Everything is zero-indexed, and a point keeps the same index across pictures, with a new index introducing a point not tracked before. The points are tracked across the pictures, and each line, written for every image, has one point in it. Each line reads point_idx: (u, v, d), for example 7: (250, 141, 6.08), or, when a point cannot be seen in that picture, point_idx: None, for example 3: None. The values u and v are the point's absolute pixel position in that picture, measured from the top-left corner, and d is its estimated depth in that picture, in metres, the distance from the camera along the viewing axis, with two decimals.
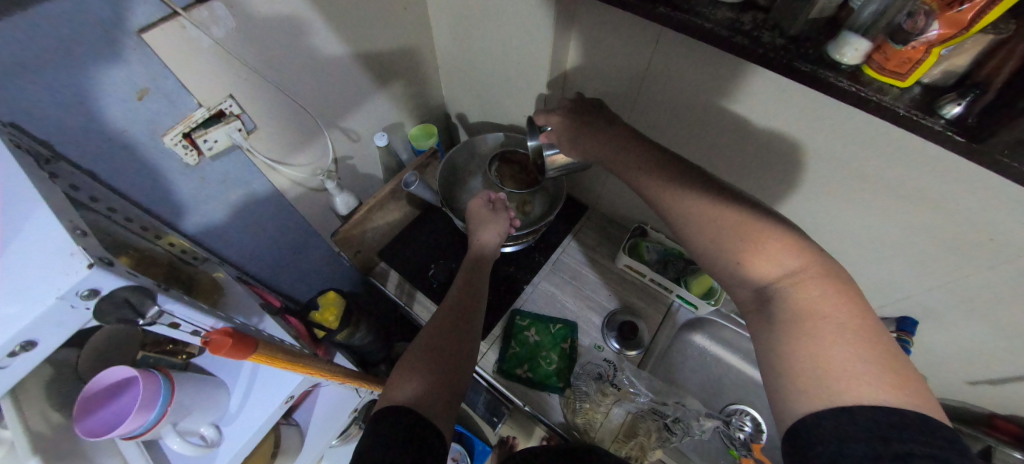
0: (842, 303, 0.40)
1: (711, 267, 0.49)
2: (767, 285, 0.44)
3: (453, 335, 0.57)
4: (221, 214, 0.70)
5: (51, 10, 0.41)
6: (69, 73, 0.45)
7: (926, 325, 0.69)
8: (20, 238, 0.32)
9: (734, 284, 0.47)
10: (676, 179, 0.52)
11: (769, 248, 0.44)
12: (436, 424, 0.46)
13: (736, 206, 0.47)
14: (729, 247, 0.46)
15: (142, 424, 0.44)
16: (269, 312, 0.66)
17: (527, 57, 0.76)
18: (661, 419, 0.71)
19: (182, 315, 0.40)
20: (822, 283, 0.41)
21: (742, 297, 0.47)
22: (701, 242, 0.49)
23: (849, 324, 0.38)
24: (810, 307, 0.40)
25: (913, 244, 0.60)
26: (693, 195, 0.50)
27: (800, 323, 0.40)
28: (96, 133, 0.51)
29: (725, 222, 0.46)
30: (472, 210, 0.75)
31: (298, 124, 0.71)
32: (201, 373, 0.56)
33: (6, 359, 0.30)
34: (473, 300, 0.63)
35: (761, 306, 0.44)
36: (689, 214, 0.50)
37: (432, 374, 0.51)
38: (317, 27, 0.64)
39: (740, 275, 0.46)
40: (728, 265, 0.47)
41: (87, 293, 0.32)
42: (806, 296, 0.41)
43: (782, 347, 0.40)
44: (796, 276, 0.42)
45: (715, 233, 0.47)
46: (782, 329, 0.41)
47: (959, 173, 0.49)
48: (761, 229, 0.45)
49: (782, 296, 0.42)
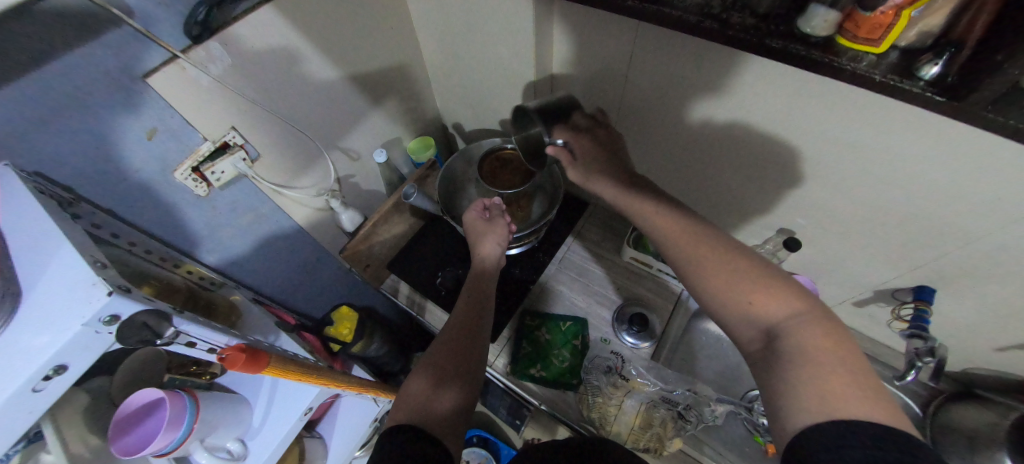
0: (842, 342, 0.41)
1: (715, 311, 0.48)
2: (775, 326, 0.43)
3: (460, 353, 0.57)
4: (233, 241, 0.73)
5: (63, 65, 0.45)
6: (84, 120, 0.49)
7: (945, 294, 0.67)
8: (48, 273, 0.35)
9: (736, 327, 0.46)
10: (677, 217, 0.54)
11: (777, 292, 0.45)
12: (446, 444, 0.46)
13: (734, 255, 0.48)
14: (734, 292, 0.46)
15: (170, 442, 0.47)
16: (284, 330, 0.69)
17: (512, 62, 0.77)
18: (673, 408, 0.72)
19: (197, 334, 0.43)
20: (822, 324, 0.42)
21: (745, 343, 0.46)
22: (710, 283, 0.48)
23: (846, 358, 0.39)
24: (814, 341, 0.40)
25: (916, 213, 0.59)
26: (690, 245, 0.51)
27: (808, 361, 0.39)
28: (112, 174, 0.55)
29: (725, 270, 0.47)
30: (466, 224, 0.76)
31: (300, 149, 0.74)
32: (225, 391, 0.60)
33: (42, 383, 0.32)
34: (479, 315, 0.63)
35: (769, 345, 0.43)
36: (689, 263, 0.50)
37: (440, 395, 0.51)
38: (308, 56, 0.67)
39: (747, 317, 0.45)
40: (736, 308, 0.46)
41: (109, 319, 0.34)
42: (815, 337, 0.41)
43: (787, 373, 0.40)
44: (797, 316, 0.43)
45: (727, 275, 0.47)
46: (790, 365, 0.40)
47: (950, 140, 0.48)
48: (760, 278, 0.46)
49: (792, 334, 0.42)
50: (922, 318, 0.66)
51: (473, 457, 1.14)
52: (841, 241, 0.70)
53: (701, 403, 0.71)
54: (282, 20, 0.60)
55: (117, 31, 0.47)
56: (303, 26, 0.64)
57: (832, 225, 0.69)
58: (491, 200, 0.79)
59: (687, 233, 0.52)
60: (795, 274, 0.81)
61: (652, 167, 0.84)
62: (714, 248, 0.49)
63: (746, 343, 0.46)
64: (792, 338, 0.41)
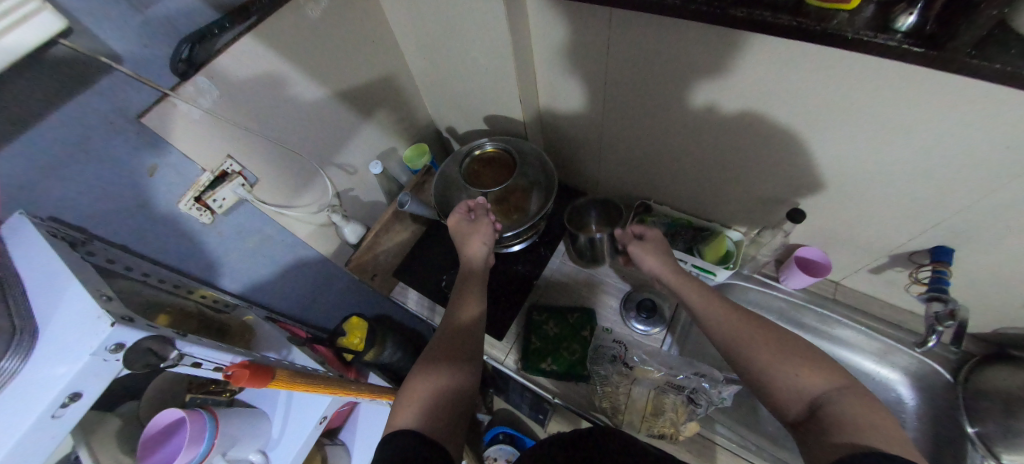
0: (879, 412, 0.46)
1: (762, 383, 0.52)
2: (818, 397, 0.49)
3: (454, 357, 0.58)
4: (245, 265, 0.77)
5: (63, 115, 0.49)
6: (89, 165, 0.53)
7: (965, 253, 0.63)
8: (58, 315, 0.38)
9: (783, 400, 0.51)
10: (719, 300, 0.61)
11: (820, 368, 0.50)
12: (443, 447, 0.47)
13: (773, 331, 0.55)
14: (779, 365, 0.51)
15: (194, 457, 0.50)
16: (297, 342, 0.75)
17: (491, 63, 0.77)
18: (682, 393, 0.72)
19: (201, 355, 0.46)
20: (856, 396, 0.47)
21: (790, 414, 0.50)
22: (760, 356, 0.53)
23: (885, 426, 0.44)
24: (855, 411, 0.46)
25: (920, 173, 0.55)
26: (735, 324, 0.57)
27: (851, 426, 0.44)
28: (121, 212, 0.58)
29: (766, 345, 0.53)
30: (453, 226, 0.75)
31: (296, 169, 0.77)
32: (245, 406, 0.63)
33: (60, 410, 0.35)
34: (473, 318, 0.64)
35: (815, 413, 0.48)
36: (734, 338, 0.56)
37: (436, 399, 0.52)
38: (293, 79, 0.69)
39: (793, 387, 0.50)
40: (782, 380, 0.51)
41: (114, 346, 0.37)
42: (855, 407, 0.46)
43: (834, 432, 0.45)
44: (837, 389, 0.48)
45: (777, 351, 0.52)
46: (836, 429, 0.45)
47: (945, 92, 0.45)
48: (799, 354, 0.52)
49: (835, 405, 0.47)
50: (942, 279, 0.63)
51: (500, 454, 1.14)
52: (845, 209, 0.68)
53: (709, 385, 0.71)
54: (264, 48, 0.62)
55: (109, 77, 0.51)
56: (285, 51, 0.66)
57: (832, 194, 0.66)
58: (475, 201, 0.79)
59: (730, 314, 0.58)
60: (804, 246, 0.79)
61: (642, 157, 0.82)
62: (756, 324, 0.56)
63: (791, 416, 0.50)
64: (837, 410, 0.46)
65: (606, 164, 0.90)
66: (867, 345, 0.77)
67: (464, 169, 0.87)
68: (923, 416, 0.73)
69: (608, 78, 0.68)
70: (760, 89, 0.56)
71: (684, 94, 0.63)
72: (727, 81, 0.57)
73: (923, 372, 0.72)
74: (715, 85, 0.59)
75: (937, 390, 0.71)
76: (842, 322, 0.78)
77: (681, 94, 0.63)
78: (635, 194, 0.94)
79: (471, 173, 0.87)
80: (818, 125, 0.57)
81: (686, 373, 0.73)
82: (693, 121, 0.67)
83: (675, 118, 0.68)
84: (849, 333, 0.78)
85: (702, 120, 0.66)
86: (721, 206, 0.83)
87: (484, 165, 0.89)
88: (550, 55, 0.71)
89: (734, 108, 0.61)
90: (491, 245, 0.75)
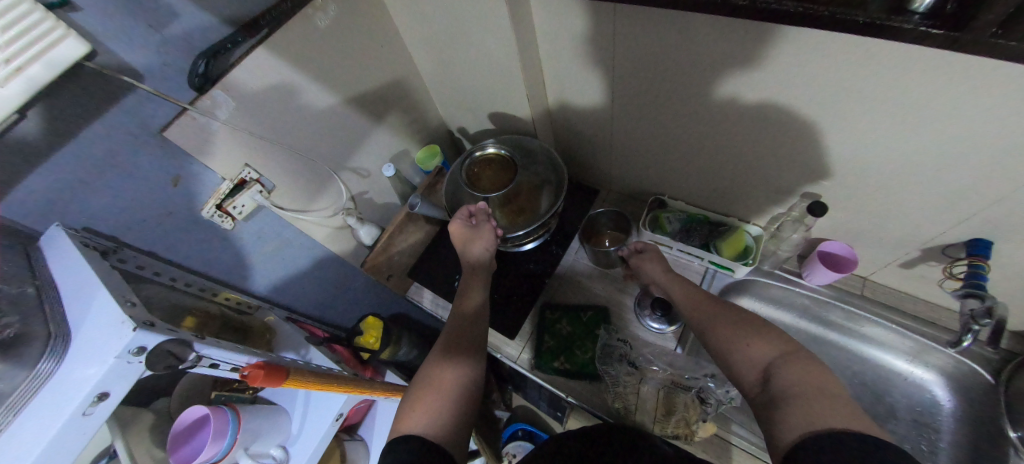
0: (824, 378, 0.48)
1: (725, 360, 0.56)
2: (768, 365, 0.52)
3: (458, 347, 0.61)
4: (266, 268, 0.80)
5: (93, 133, 0.52)
6: (117, 178, 0.56)
7: (1006, 245, 0.59)
8: (87, 319, 0.41)
9: (739, 373, 0.54)
10: (696, 290, 0.66)
11: (768, 339, 0.54)
12: (446, 449, 0.49)
13: (734, 312, 0.59)
14: (734, 341, 0.55)
15: (218, 451, 0.53)
16: (314, 342, 0.80)
17: (496, 64, 0.77)
18: (690, 392, 0.72)
19: (219, 356, 0.48)
20: (803, 362, 0.50)
21: (749, 387, 0.53)
22: (719, 334, 0.57)
23: (826, 390, 0.46)
24: (801, 379, 0.48)
25: (951, 163, 0.52)
26: (704, 309, 0.62)
27: (798, 396, 0.47)
28: (149, 221, 0.62)
29: (724, 323, 0.58)
30: (454, 232, 0.76)
31: (311, 175, 0.79)
32: (267, 404, 0.67)
33: (89, 408, 0.38)
34: (475, 309, 0.68)
35: (766, 384, 0.51)
36: (701, 320, 0.61)
37: (440, 402, 0.54)
38: (306, 88, 0.71)
39: (747, 359, 0.54)
40: (735, 352, 0.55)
41: (137, 350, 0.40)
42: (802, 374, 0.49)
43: (780, 402, 0.48)
44: (784, 357, 0.51)
45: (730, 326, 0.57)
46: (788, 403, 0.47)
47: (976, 75, 0.42)
48: (753, 329, 0.55)
49: (783, 373, 0.50)
50: (979, 275, 0.59)
51: (519, 451, 1.15)
52: (872, 201, 0.64)
53: (715, 385, 0.71)
54: (277, 59, 0.64)
55: (132, 95, 0.54)
56: (296, 61, 0.68)
57: (855, 186, 0.63)
58: (475, 206, 0.80)
59: (703, 302, 0.63)
60: (827, 241, 0.75)
61: (650, 152, 0.80)
62: (724, 308, 0.60)
63: (749, 388, 0.53)
64: (782, 377, 0.49)
65: (616, 160, 0.89)
66: (899, 343, 0.73)
67: (465, 172, 0.88)
68: (959, 418, 0.68)
69: (614, 73, 0.67)
70: (772, 79, 0.54)
71: (692, 87, 0.61)
72: (736, 73, 0.55)
73: (960, 372, 0.68)
74: (724, 77, 0.57)
75: (976, 392, 0.67)
76: (871, 319, 0.74)
77: (689, 88, 0.61)
78: (649, 190, 0.92)
79: (472, 177, 0.87)
80: (837, 114, 0.54)
81: (694, 373, 0.73)
82: (704, 115, 0.65)
83: (684, 111, 0.66)
84: (880, 331, 0.74)
85: (715, 113, 0.63)
86: (739, 200, 0.80)
87: (484, 167, 0.88)
88: (555, 53, 0.70)
89: (745, 100, 0.59)
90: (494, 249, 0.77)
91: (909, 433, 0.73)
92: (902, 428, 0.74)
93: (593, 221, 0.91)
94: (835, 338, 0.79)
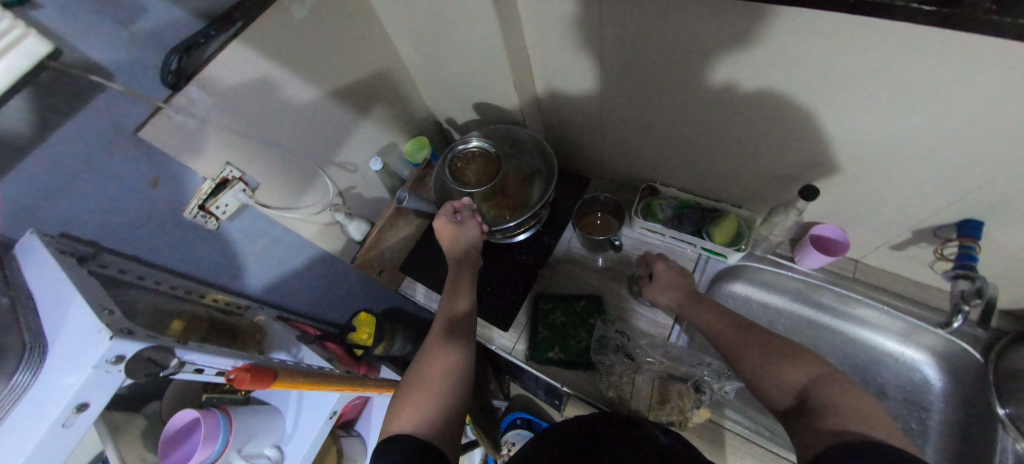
0: (861, 394, 0.48)
1: (754, 381, 0.56)
2: (802, 387, 0.52)
3: (446, 345, 0.61)
4: (254, 267, 0.79)
5: (63, 136, 0.51)
6: (93, 181, 0.55)
7: (999, 225, 0.58)
8: (64, 330, 0.41)
9: (772, 392, 0.54)
10: (714, 310, 0.65)
11: (800, 361, 0.53)
12: (439, 448, 0.49)
13: (760, 333, 0.58)
14: (766, 363, 0.55)
15: (210, 453, 0.53)
16: (305, 341, 0.80)
17: (482, 54, 0.75)
18: (685, 382, 0.73)
19: (203, 361, 0.49)
20: (838, 381, 0.50)
21: (783, 409, 0.53)
22: (748, 361, 0.57)
23: (866, 409, 0.47)
24: (838, 396, 0.48)
25: (946, 143, 0.51)
26: (726, 332, 0.61)
27: (837, 411, 0.47)
28: (130, 225, 0.60)
29: (751, 347, 0.57)
30: (439, 229, 0.74)
31: (297, 171, 0.77)
32: (260, 404, 0.67)
33: (69, 418, 0.37)
34: (466, 311, 0.67)
35: (801, 404, 0.51)
36: (726, 345, 0.60)
37: (431, 400, 0.54)
38: (286, 83, 0.69)
39: (778, 381, 0.54)
40: (765, 375, 0.55)
41: (115, 358, 0.39)
42: (839, 393, 0.49)
43: (818, 422, 0.48)
44: (820, 376, 0.51)
45: (758, 352, 0.56)
46: (822, 418, 0.47)
47: (973, 53, 0.41)
48: (783, 350, 0.55)
49: (818, 393, 0.50)
50: (969, 255, 0.60)
51: (518, 438, 1.16)
52: (863, 184, 0.63)
53: (711, 377, 0.72)
54: (254, 53, 0.62)
55: (103, 94, 0.52)
56: (275, 54, 0.65)
57: (845, 168, 0.62)
58: (460, 202, 0.79)
59: (724, 322, 0.63)
60: (820, 224, 0.75)
61: (642, 139, 0.79)
62: (746, 329, 0.60)
63: (783, 410, 0.53)
64: (820, 395, 0.50)
65: (608, 147, 0.87)
66: (889, 325, 0.73)
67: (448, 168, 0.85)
68: (950, 398, 0.69)
69: (604, 58, 0.65)
70: (768, 61, 0.52)
71: (685, 73, 0.59)
72: (728, 56, 0.54)
73: (951, 352, 0.68)
74: (716, 60, 0.55)
75: (966, 371, 0.67)
76: (862, 301, 0.74)
77: (681, 73, 0.60)
78: (641, 178, 0.91)
79: (456, 172, 0.84)
80: (826, 96, 0.53)
81: (688, 363, 0.74)
82: (697, 99, 0.63)
83: (676, 95, 0.64)
84: (871, 313, 0.74)
85: (708, 97, 0.62)
86: (731, 186, 0.79)
87: (468, 163, 0.86)
88: (542, 38, 0.68)
89: (739, 84, 0.57)
90: (480, 244, 0.77)
91: (901, 412, 0.74)
92: (894, 407, 0.74)
93: (590, 201, 0.88)
94: (827, 322, 0.79)
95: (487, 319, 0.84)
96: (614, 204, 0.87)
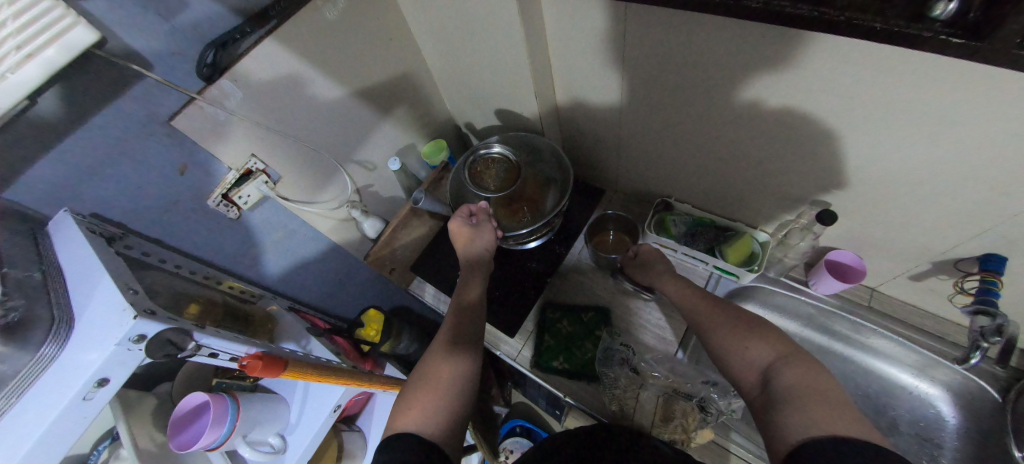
0: (822, 377, 0.50)
1: (723, 361, 0.59)
2: (766, 368, 0.54)
3: (455, 345, 0.62)
4: (270, 257, 0.81)
5: (101, 121, 0.53)
6: (126, 166, 0.57)
7: (1022, 262, 0.57)
8: (90, 307, 0.42)
9: (740, 374, 0.57)
10: (694, 292, 0.69)
11: (767, 341, 0.56)
12: (443, 446, 0.50)
13: (731, 315, 0.61)
14: (735, 344, 0.58)
15: (217, 437, 0.54)
16: (315, 334, 0.81)
17: (504, 62, 0.76)
18: (690, 399, 0.71)
19: (218, 346, 0.50)
20: (801, 362, 0.52)
21: (748, 389, 0.55)
22: (719, 338, 0.60)
23: (827, 394, 0.48)
24: (800, 380, 0.50)
25: (971, 174, 0.50)
26: (703, 314, 0.64)
27: (798, 395, 0.49)
28: (156, 208, 0.62)
29: (724, 328, 0.60)
30: (454, 231, 0.76)
31: (318, 166, 0.79)
32: (267, 392, 0.68)
33: (90, 393, 0.39)
34: (473, 303, 0.69)
35: (765, 385, 0.53)
36: (703, 326, 0.63)
37: (437, 398, 0.55)
38: (314, 80, 0.71)
39: (746, 362, 0.56)
40: (736, 355, 0.57)
41: (137, 337, 0.41)
42: (800, 374, 0.51)
43: (787, 415, 0.48)
44: (784, 358, 0.53)
45: (729, 330, 0.59)
46: (784, 400, 0.49)
47: (1002, 84, 0.40)
48: (751, 333, 0.57)
49: (781, 373, 0.52)
50: (991, 291, 0.58)
51: (517, 446, 1.15)
52: (883, 212, 0.62)
53: (718, 396, 0.71)
54: (286, 50, 0.64)
55: (142, 84, 0.54)
56: (306, 53, 0.67)
57: (865, 195, 0.61)
58: (477, 206, 0.80)
59: (701, 303, 0.66)
60: (836, 249, 0.74)
61: (655, 151, 0.79)
62: (721, 310, 0.63)
63: (748, 390, 0.56)
64: (782, 377, 0.52)
65: (623, 158, 0.87)
66: (905, 357, 0.72)
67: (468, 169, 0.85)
68: (963, 436, 0.67)
69: (624, 69, 0.65)
70: (788, 82, 0.52)
71: (707, 90, 0.60)
72: (754, 76, 0.54)
73: (967, 390, 0.66)
74: (739, 80, 0.55)
75: (983, 409, 0.65)
76: (877, 331, 0.73)
77: (702, 89, 0.60)
78: (656, 192, 0.91)
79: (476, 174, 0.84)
80: (848, 120, 0.52)
81: (694, 379, 0.73)
82: (719, 115, 0.63)
83: (695, 110, 0.64)
84: (886, 344, 0.73)
85: (729, 115, 0.62)
86: (747, 205, 0.78)
87: (487, 165, 0.86)
88: (566, 50, 0.69)
89: (765, 104, 0.57)
90: (494, 249, 0.77)
91: (912, 448, 0.72)
92: (904, 441, 0.72)
93: (601, 220, 0.89)
94: (839, 349, 0.78)
95: (494, 324, 0.84)
96: (620, 217, 0.89)
